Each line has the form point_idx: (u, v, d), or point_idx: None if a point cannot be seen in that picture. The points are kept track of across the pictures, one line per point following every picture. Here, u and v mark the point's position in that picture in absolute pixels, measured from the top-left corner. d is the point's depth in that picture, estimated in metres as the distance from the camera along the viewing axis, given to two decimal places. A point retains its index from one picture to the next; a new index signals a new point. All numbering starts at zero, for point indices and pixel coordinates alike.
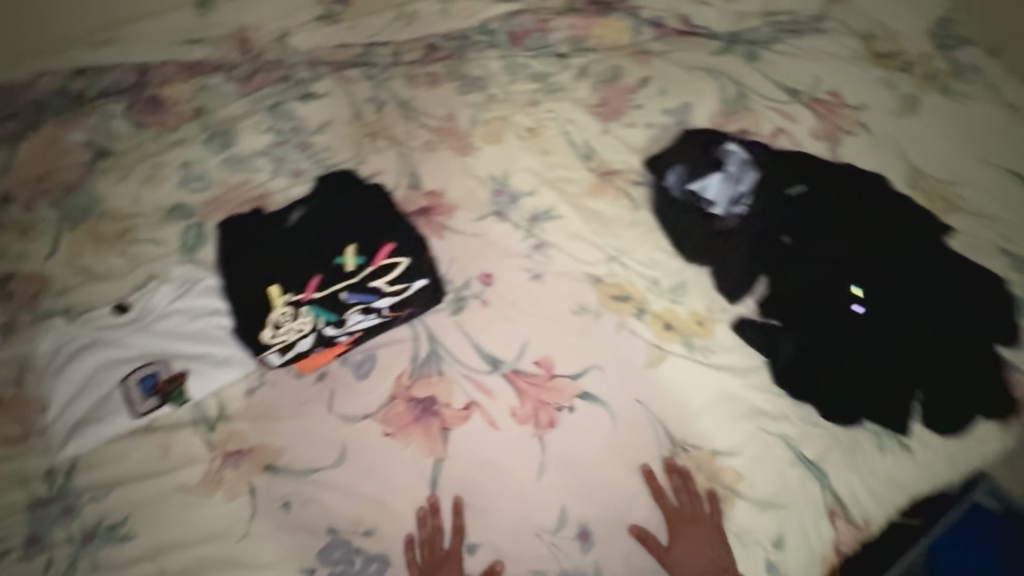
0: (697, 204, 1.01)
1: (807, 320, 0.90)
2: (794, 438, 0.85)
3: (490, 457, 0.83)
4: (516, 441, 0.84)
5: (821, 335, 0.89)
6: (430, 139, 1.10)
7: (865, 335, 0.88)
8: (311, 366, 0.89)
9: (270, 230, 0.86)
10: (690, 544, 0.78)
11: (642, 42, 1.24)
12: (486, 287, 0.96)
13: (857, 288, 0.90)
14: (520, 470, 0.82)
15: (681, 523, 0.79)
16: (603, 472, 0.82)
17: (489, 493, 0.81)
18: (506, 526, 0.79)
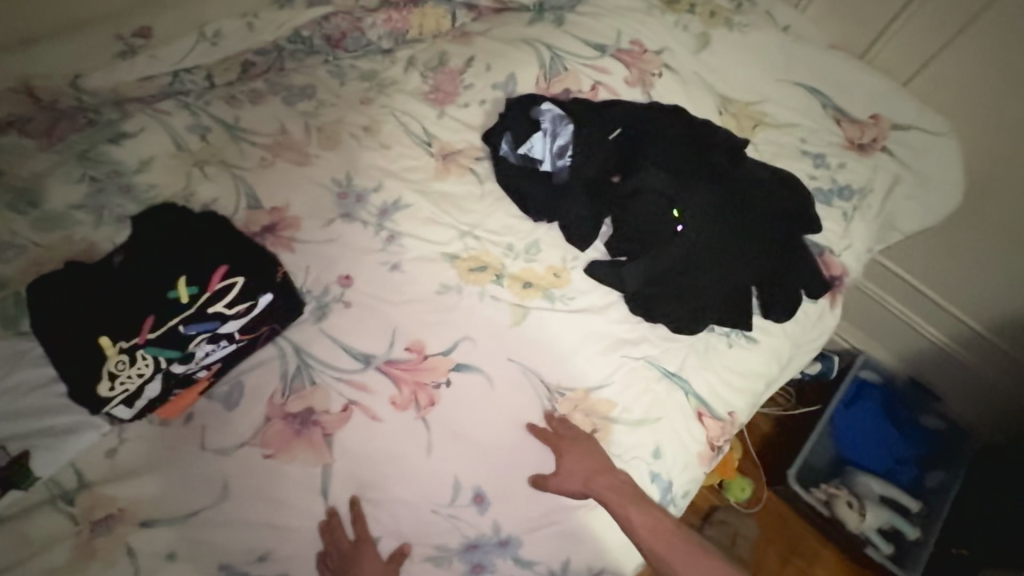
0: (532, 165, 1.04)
1: (647, 249, 0.96)
2: (656, 357, 0.93)
3: (380, 449, 0.84)
4: (401, 428, 0.86)
5: (661, 260, 0.95)
6: (265, 155, 1.07)
7: (698, 250, 0.95)
8: (174, 411, 0.85)
9: (87, 280, 0.80)
10: (582, 473, 0.83)
11: (461, 26, 1.29)
12: (345, 289, 0.96)
13: (678, 211, 0.95)
14: (410, 454, 0.84)
15: (570, 458, 0.84)
16: (489, 433, 0.87)
17: (385, 484, 0.83)
18: (405, 511, 0.82)
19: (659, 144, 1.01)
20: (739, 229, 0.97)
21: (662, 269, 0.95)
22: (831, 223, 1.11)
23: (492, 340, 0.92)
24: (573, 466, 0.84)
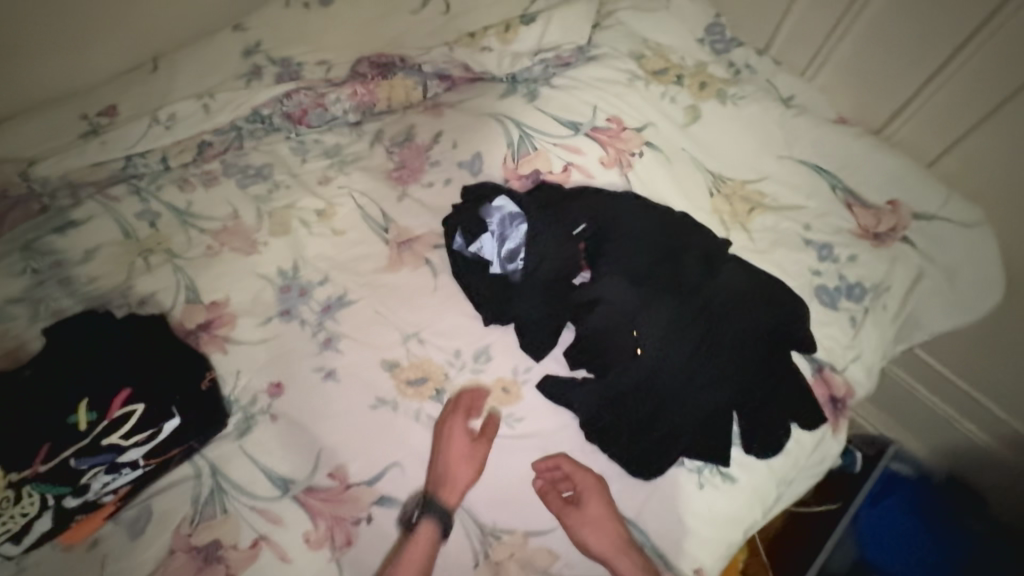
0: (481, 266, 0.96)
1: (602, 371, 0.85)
2: (610, 497, 0.81)
3: None
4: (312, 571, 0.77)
5: (618, 383, 0.84)
6: (211, 243, 1.03)
7: (661, 375, 0.83)
8: (77, 535, 0.79)
9: None
10: (604, 531, 0.77)
11: (433, 97, 1.22)
12: (274, 399, 0.89)
13: (639, 330, 0.85)
14: None
15: (597, 510, 0.79)
16: None
17: None
18: None
19: (621, 250, 0.92)
20: (711, 351, 0.84)
21: (621, 394, 0.83)
22: (836, 328, 0.96)
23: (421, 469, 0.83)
24: (597, 517, 0.78)
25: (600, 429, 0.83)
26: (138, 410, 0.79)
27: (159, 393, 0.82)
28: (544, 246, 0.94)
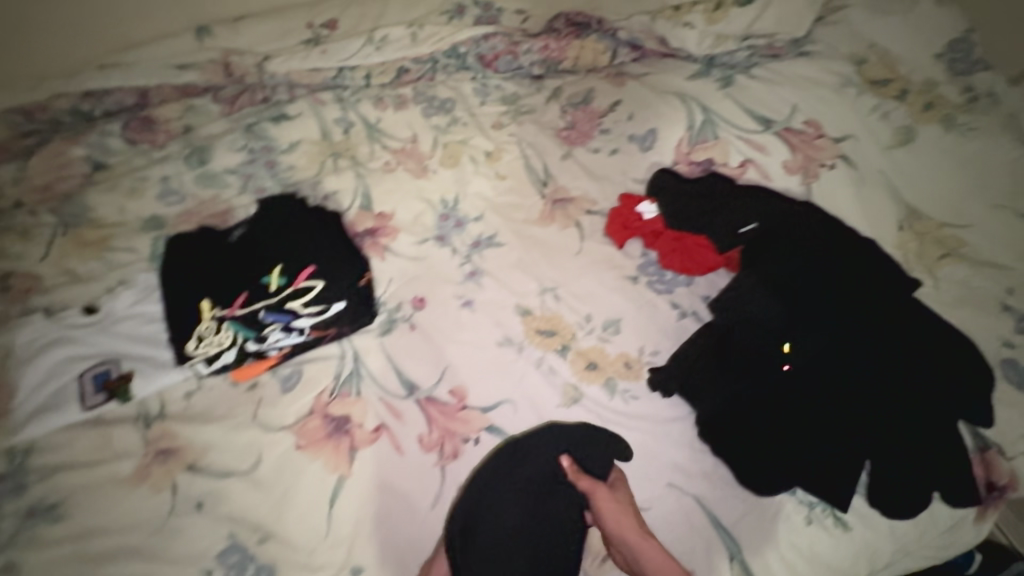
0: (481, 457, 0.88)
1: (738, 372, 0.84)
2: (709, 500, 0.79)
3: (394, 483, 0.84)
4: (417, 468, 0.85)
5: (752, 390, 0.83)
6: (390, 160, 1.12)
7: (798, 394, 0.82)
8: (245, 375, 0.95)
9: (212, 246, 0.93)
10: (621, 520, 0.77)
11: (619, 65, 1.21)
12: (416, 311, 0.97)
13: (789, 342, 0.83)
14: (417, 496, 0.83)
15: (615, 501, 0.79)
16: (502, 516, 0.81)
17: (389, 521, 0.82)
18: (392, 551, 0.80)
19: (785, 255, 0.88)
20: (857, 389, 0.80)
21: (751, 401, 0.83)
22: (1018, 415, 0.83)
23: (533, 411, 0.87)
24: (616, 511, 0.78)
25: (718, 427, 0.83)
26: (318, 285, 0.91)
27: (333, 275, 0.93)
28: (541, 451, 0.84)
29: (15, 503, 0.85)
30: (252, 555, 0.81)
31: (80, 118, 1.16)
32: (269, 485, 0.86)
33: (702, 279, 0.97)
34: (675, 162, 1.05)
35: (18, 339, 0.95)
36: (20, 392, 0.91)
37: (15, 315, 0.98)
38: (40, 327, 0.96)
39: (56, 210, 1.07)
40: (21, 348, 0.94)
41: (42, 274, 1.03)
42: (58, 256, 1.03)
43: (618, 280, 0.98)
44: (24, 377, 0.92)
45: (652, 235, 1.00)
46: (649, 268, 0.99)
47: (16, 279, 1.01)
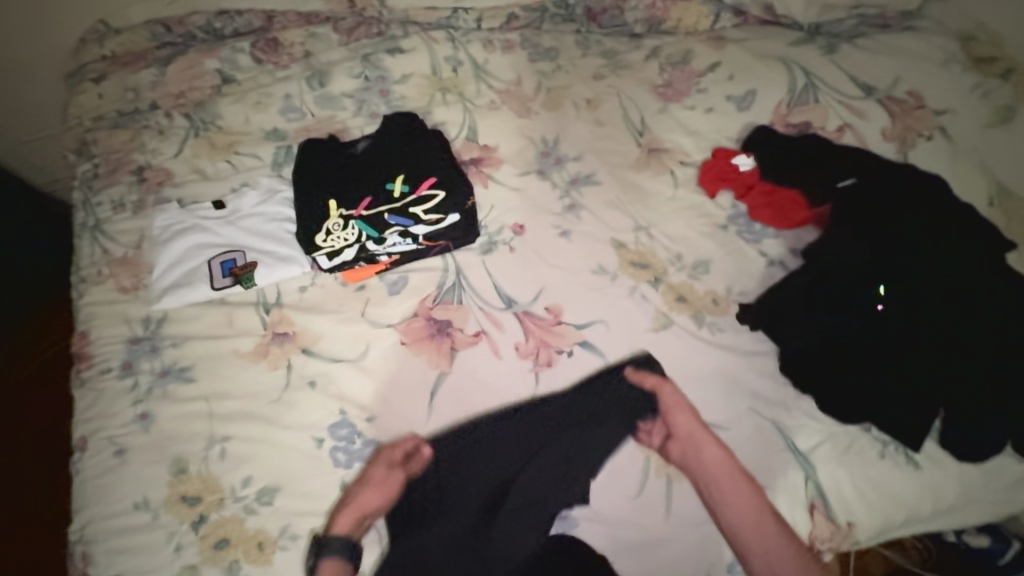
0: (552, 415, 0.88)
1: (830, 313, 0.88)
2: (788, 426, 0.85)
3: (493, 381, 0.91)
4: (514, 371, 0.92)
5: (844, 329, 0.87)
6: (495, 99, 1.19)
7: (888, 336, 0.86)
8: (354, 278, 1.01)
9: (342, 154, 1.05)
10: (683, 413, 0.85)
11: (719, 29, 1.25)
12: (515, 236, 1.04)
13: (882, 287, 0.87)
14: (514, 395, 0.90)
15: (673, 398, 0.87)
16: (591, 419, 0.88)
17: (487, 415, 0.89)
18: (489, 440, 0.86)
19: (879, 210, 0.92)
20: (945, 336, 0.85)
21: (841, 339, 0.87)
22: None
23: (623, 332, 0.93)
24: (677, 405, 0.86)
25: (806, 360, 0.88)
26: (438, 196, 0.99)
27: (452, 188, 1.01)
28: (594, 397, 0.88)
29: (152, 362, 0.95)
30: (360, 431, 0.89)
31: (210, 35, 1.26)
32: (375, 373, 0.94)
33: (790, 233, 1.00)
34: (773, 122, 1.09)
35: (157, 223, 1.05)
36: (158, 269, 1.01)
37: (152, 203, 1.08)
38: (175, 214, 1.05)
39: (188, 114, 1.17)
40: (159, 231, 1.04)
41: (174, 170, 1.12)
42: (190, 155, 1.13)
43: (709, 226, 1.03)
44: (161, 256, 1.02)
45: (745, 188, 1.05)
46: (739, 220, 1.03)
47: (153, 171, 1.11)
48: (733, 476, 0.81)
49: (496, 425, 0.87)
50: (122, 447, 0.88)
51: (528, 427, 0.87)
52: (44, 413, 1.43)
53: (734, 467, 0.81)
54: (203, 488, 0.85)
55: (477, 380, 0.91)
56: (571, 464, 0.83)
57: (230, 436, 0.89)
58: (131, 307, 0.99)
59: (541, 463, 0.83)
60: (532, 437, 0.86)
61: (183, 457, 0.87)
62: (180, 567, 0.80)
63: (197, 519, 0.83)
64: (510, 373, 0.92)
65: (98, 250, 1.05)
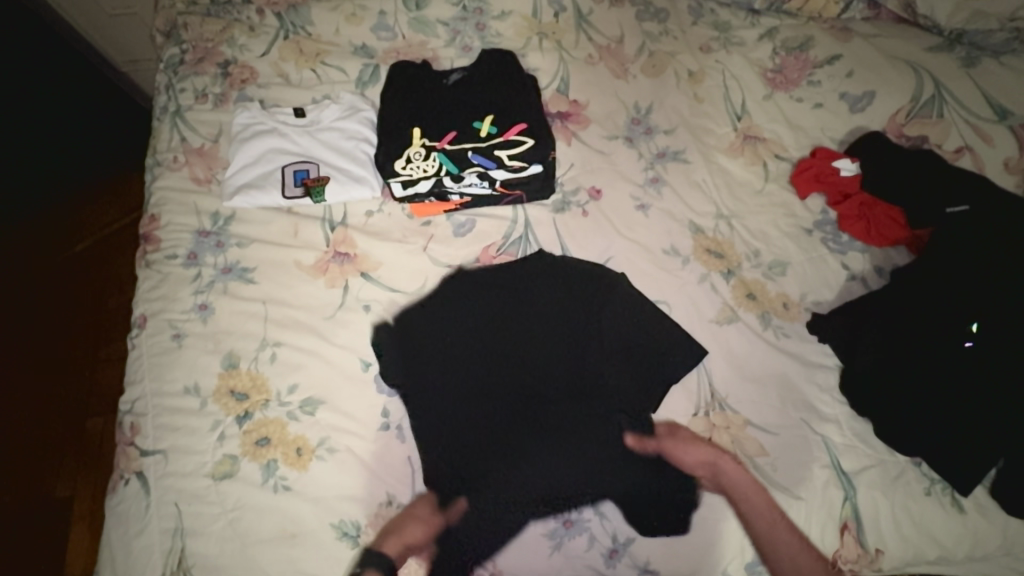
0: (512, 297, 0.94)
1: (913, 345, 0.84)
2: (837, 444, 0.83)
3: (544, 341, 0.91)
4: (569, 337, 0.91)
5: (924, 364, 0.83)
6: (593, 54, 1.13)
7: (971, 375, 0.81)
8: (421, 212, 1.00)
9: (432, 81, 1.01)
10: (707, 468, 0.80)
11: (847, 20, 1.16)
12: (591, 200, 1.00)
13: (975, 323, 0.82)
14: (561, 363, 0.89)
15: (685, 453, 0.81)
16: (634, 399, 0.86)
17: (529, 369, 0.89)
18: (524, 391, 0.87)
19: (985, 241, 0.86)
20: None
21: (914, 373, 0.83)
22: None
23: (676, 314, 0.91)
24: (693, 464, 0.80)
25: (875, 388, 0.84)
26: (528, 143, 0.93)
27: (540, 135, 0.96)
28: (551, 294, 0.94)
29: (216, 257, 0.96)
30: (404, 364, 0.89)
31: None
32: (432, 312, 0.93)
33: (879, 251, 0.96)
34: (885, 130, 1.02)
35: (237, 120, 1.04)
36: (232, 167, 1.01)
37: (235, 99, 1.07)
38: (256, 114, 1.04)
39: (279, 14, 1.15)
40: (238, 129, 1.03)
41: (258, 68, 1.10)
42: (277, 56, 1.11)
43: (794, 228, 0.99)
44: (237, 154, 1.01)
45: (839, 196, 0.99)
46: (824, 227, 0.99)
47: (238, 67, 1.10)
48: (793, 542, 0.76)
49: (557, 349, 0.90)
50: (180, 333, 0.91)
51: (588, 366, 0.89)
52: (107, 286, 1.54)
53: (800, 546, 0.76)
54: (251, 387, 0.88)
55: (544, 297, 0.94)
56: (563, 378, 0.88)
57: (282, 343, 0.91)
58: (202, 199, 1.00)
59: (594, 384, 0.88)
60: (543, 336, 0.92)
61: (236, 353, 0.90)
62: (222, 455, 0.83)
63: (242, 415, 0.86)
64: (503, 288, 0.94)
65: (175, 136, 1.05)
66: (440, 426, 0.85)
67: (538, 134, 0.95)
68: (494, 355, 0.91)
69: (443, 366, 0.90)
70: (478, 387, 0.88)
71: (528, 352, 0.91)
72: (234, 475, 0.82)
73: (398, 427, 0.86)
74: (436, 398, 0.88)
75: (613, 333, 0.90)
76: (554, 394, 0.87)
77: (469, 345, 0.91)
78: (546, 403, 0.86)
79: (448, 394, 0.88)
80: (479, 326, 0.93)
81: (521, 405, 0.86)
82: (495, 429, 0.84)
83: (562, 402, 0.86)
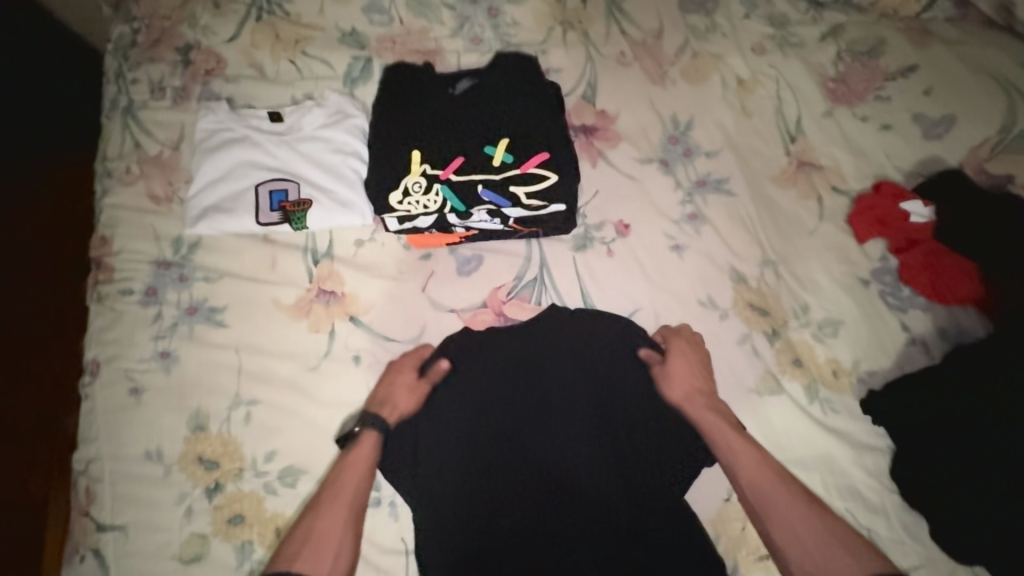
0: (529, 351, 0.79)
1: (984, 447, 0.70)
2: (883, 540, 0.74)
3: (565, 404, 0.75)
4: (593, 401, 0.76)
5: (1002, 470, 0.69)
6: (626, 52, 0.95)
7: None
8: (420, 244, 0.86)
9: (435, 87, 0.84)
10: (687, 381, 0.75)
11: (928, 20, 1.00)
12: (618, 237, 0.86)
13: None
14: (588, 432, 0.74)
15: (677, 360, 0.77)
16: (671, 482, 0.72)
17: (549, 439, 0.73)
18: (545, 467, 0.71)
19: None
20: None
21: (996, 483, 0.68)
22: None
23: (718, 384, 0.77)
24: (675, 371, 0.76)
25: (938, 495, 0.72)
26: (551, 180, 0.79)
27: (564, 162, 0.80)
28: (574, 351, 0.79)
29: (179, 294, 0.82)
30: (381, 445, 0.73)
31: None
32: (431, 363, 0.79)
33: (945, 311, 0.84)
34: (963, 165, 0.89)
35: (201, 125, 0.87)
36: (196, 184, 0.85)
37: (198, 96, 0.90)
38: (223, 118, 0.87)
39: None
40: (202, 136, 0.87)
41: (226, 57, 0.93)
42: (248, 42, 0.93)
43: (849, 278, 0.85)
44: (201, 168, 0.85)
45: (904, 241, 0.86)
46: (883, 277, 0.86)
47: (202, 54, 0.92)
48: (766, 480, 0.65)
49: (587, 412, 0.75)
50: (139, 386, 0.79)
51: (622, 437, 0.74)
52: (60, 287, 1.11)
53: (781, 486, 0.64)
54: (223, 453, 0.76)
55: (559, 351, 0.79)
56: (593, 453, 0.72)
57: (258, 401, 0.79)
58: (161, 221, 0.85)
59: (628, 458, 0.72)
60: (565, 396, 0.76)
61: (204, 412, 0.78)
62: (190, 534, 0.73)
63: (212, 486, 0.75)
64: (515, 338, 0.80)
65: (127, 140, 0.88)
66: (446, 527, 0.68)
67: (561, 162, 0.80)
68: (506, 419, 0.74)
69: (440, 431, 0.74)
70: (486, 461, 0.71)
71: (548, 416, 0.74)
72: (204, 557, 0.72)
73: (390, 502, 0.76)
74: (433, 472, 0.72)
75: (648, 391, 0.77)
76: (584, 472, 0.71)
77: (474, 406, 0.75)
78: (576, 488, 0.70)
79: (446, 468, 0.72)
80: (485, 385, 0.77)
81: (558, 491, 0.70)
82: (529, 526, 0.67)
83: (597, 484, 0.70)
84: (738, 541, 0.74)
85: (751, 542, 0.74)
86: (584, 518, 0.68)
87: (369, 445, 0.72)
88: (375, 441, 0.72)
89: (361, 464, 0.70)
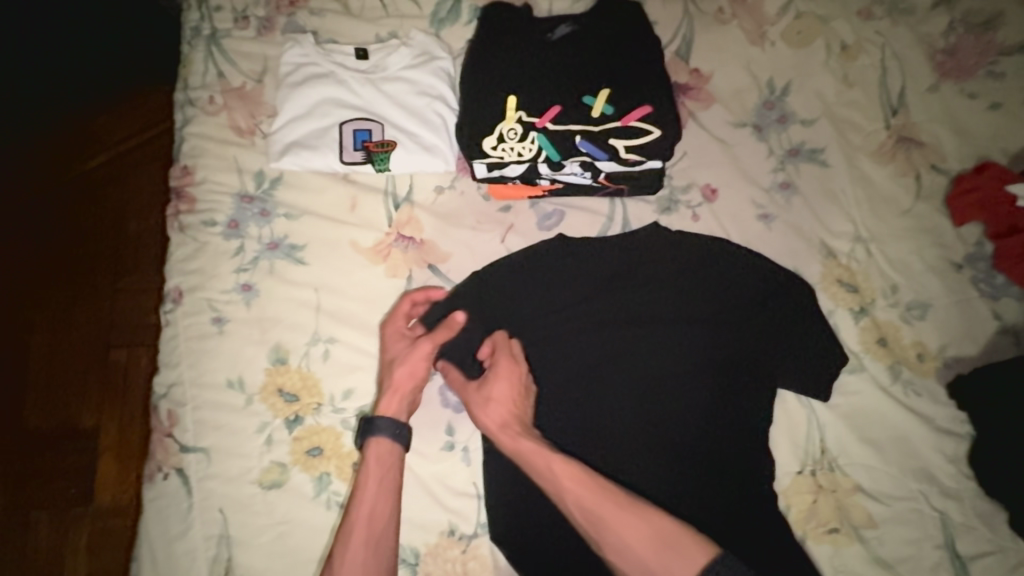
0: (624, 297, 0.79)
1: None
2: (956, 523, 0.73)
3: (661, 354, 0.76)
4: (690, 353, 0.76)
5: None
6: (726, 9, 0.91)
7: None
8: (500, 195, 0.84)
9: (532, 31, 0.81)
10: (503, 404, 0.71)
11: None
12: (705, 202, 0.84)
13: None
14: (683, 380, 0.75)
15: (500, 384, 0.72)
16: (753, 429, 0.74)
17: (646, 384, 0.75)
18: (636, 411, 0.74)
19: None
20: None
21: None
22: None
23: (796, 335, 0.77)
24: (490, 394, 0.72)
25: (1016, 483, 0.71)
26: (653, 134, 0.77)
27: (665, 119, 0.78)
28: (670, 300, 0.78)
29: (261, 229, 0.82)
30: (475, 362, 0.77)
31: None
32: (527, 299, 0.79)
33: None
34: None
35: (286, 57, 0.85)
36: (279, 118, 0.84)
37: (282, 27, 0.88)
38: (308, 52, 0.85)
39: None
40: (287, 69, 0.85)
41: None
42: None
43: (941, 261, 0.83)
44: (285, 102, 0.84)
45: (1005, 227, 0.81)
46: (976, 263, 0.83)
47: None
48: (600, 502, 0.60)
49: (689, 359, 0.75)
50: (220, 316, 0.80)
51: (728, 387, 0.74)
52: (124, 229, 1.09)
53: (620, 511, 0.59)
54: (302, 387, 0.78)
55: (665, 278, 0.79)
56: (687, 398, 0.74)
57: (337, 340, 0.80)
58: (243, 154, 0.84)
59: (729, 384, 0.75)
60: (666, 345, 0.76)
61: (284, 347, 0.79)
62: (270, 462, 0.75)
63: (293, 418, 0.77)
64: (610, 280, 0.79)
65: (210, 70, 0.86)
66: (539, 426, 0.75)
67: (658, 118, 0.77)
68: (601, 362, 0.76)
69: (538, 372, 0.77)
70: (582, 401, 0.75)
71: (646, 363, 0.76)
72: (284, 485, 0.75)
73: (462, 448, 0.77)
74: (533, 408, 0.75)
75: (752, 340, 0.76)
76: (680, 389, 0.74)
77: (570, 349, 0.77)
78: (671, 402, 0.74)
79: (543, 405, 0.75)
80: (585, 328, 0.78)
81: (649, 436, 0.73)
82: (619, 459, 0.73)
83: (689, 402, 0.74)
84: (809, 513, 0.74)
85: (822, 516, 0.74)
86: (669, 427, 0.73)
87: (382, 452, 0.69)
88: (392, 447, 0.70)
89: (379, 493, 0.67)
